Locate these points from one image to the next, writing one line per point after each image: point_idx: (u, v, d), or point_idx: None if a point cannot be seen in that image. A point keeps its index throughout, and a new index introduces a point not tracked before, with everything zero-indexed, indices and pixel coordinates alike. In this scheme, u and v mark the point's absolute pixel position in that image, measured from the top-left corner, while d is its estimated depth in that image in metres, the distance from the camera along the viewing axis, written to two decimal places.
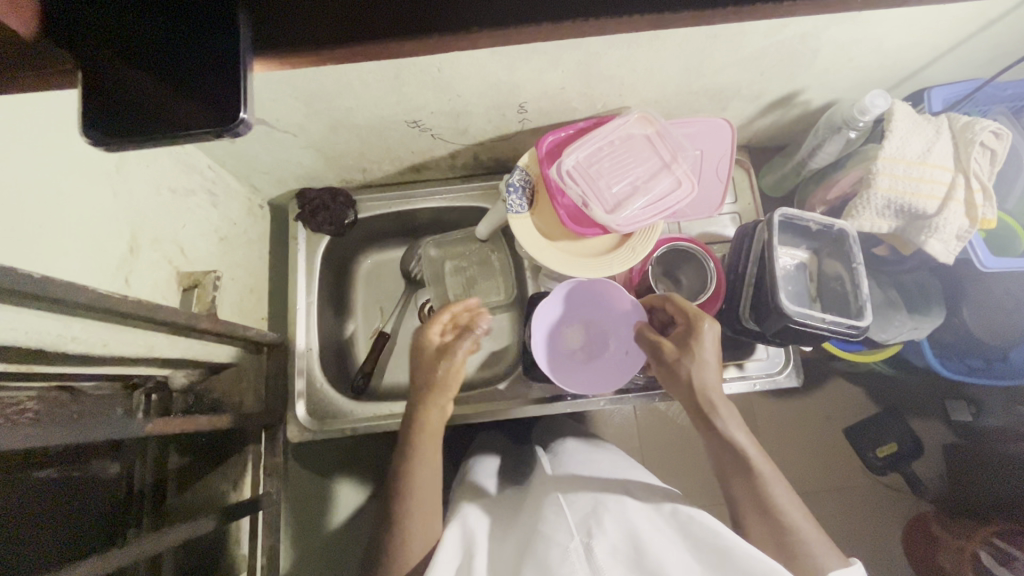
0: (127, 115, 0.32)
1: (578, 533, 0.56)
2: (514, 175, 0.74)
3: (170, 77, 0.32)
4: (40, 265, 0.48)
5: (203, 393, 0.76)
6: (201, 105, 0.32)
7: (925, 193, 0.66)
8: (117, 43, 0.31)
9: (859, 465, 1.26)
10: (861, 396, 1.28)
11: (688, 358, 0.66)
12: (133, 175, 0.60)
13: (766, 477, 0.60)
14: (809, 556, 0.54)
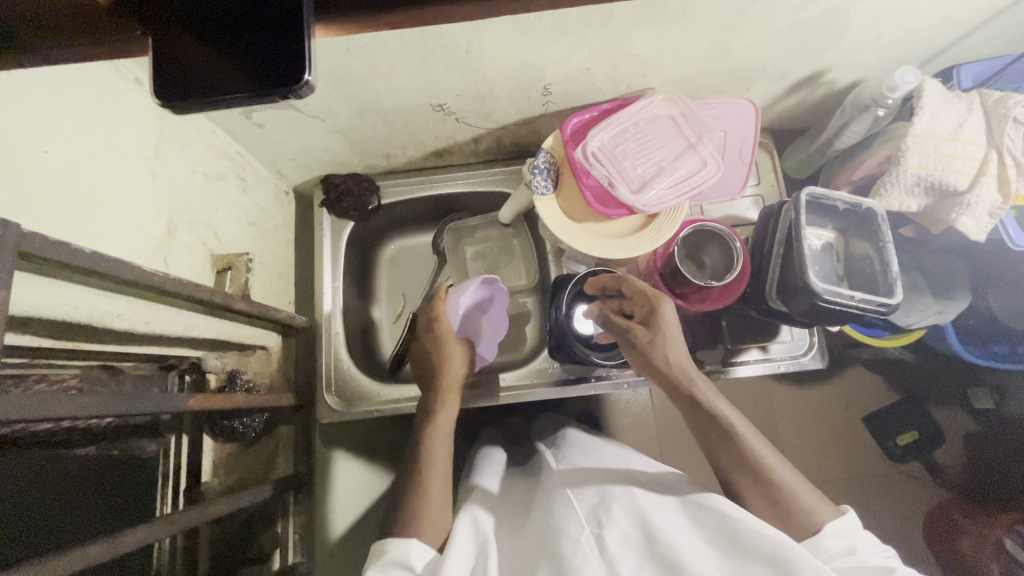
0: (189, 80, 0.37)
1: (588, 524, 0.56)
2: (538, 156, 0.74)
3: (238, 47, 0.36)
4: (88, 244, 0.49)
5: (236, 374, 0.77)
6: (262, 69, 0.36)
7: (956, 170, 0.65)
8: (194, 18, 0.35)
9: (879, 452, 1.25)
10: (882, 383, 1.27)
11: (659, 338, 0.66)
12: (168, 159, 0.61)
13: (753, 442, 0.61)
14: (803, 511, 0.57)
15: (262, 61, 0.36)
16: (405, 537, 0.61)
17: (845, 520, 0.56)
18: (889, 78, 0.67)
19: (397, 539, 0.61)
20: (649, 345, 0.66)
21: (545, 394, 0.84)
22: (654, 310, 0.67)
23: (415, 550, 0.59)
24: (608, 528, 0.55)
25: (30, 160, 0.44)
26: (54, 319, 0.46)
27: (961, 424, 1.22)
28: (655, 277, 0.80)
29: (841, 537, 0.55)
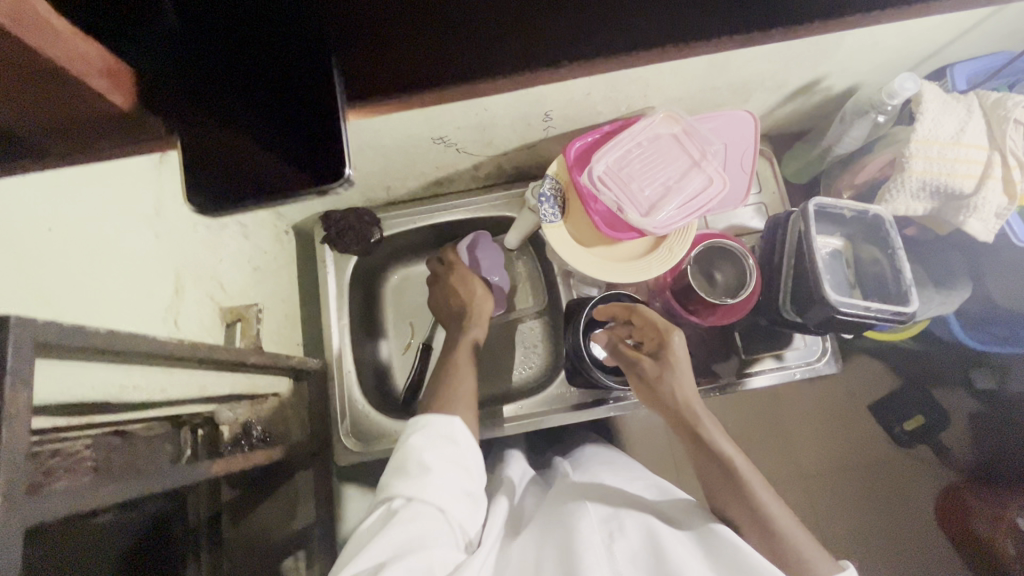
0: (244, 185, 0.43)
1: (600, 531, 0.57)
2: (545, 182, 0.74)
3: (276, 144, 0.43)
4: (100, 320, 0.48)
5: (250, 427, 0.73)
6: (303, 167, 0.42)
7: (961, 173, 0.66)
8: (232, 119, 0.43)
9: (884, 438, 1.23)
10: (881, 369, 1.24)
11: (667, 373, 0.65)
12: (171, 217, 0.60)
13: (755, 486, 0.59)
14: (803, 564, 0.54)
15: (309, 157, 0.43)
16: (447, 415, 0.68)
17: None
18: (889, 85, 0.68)
19: (440, 416, 0.67)
20: (657, 379, 0.65)
21: (566, 418, 0.83)
22: (663, 344, 0.67)
23: (456, 427, 0.66)
24: (617, 540, 0.56)
25: (36, 242, 0.42)
26: (71, 402, 0.45)
27: (967, 406, 1.21)
28: (666, 294, 0.80)
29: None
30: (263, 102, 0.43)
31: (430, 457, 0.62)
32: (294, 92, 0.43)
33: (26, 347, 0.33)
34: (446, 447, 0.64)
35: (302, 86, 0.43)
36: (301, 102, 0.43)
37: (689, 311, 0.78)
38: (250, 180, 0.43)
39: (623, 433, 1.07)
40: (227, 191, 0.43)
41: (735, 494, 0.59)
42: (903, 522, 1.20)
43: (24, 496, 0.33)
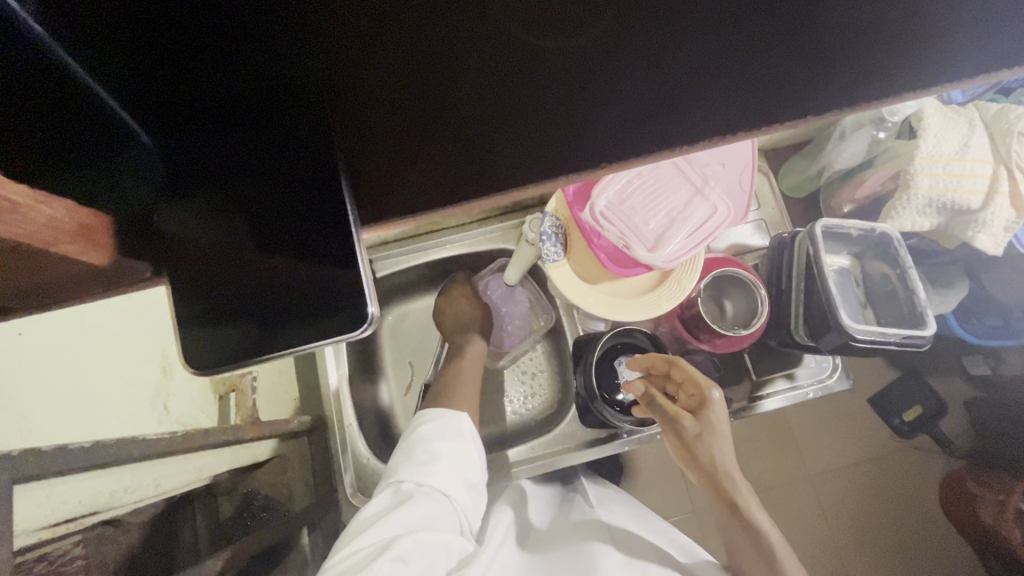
0: (225, 329, 0.25)
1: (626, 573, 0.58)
2: (545, 221, 0.72)
3: (275, 247, 0.24)
4: (84, 424, 0.44)
5: (251, 496, 0.69)
6: (324, 294, 0.25)
7: (967, 189, 0.65)
8: (211, 195, 0.24)
9: (886, 433, 1.18)
10: (882, 365, 1.18)
11: (709, 436, 0.63)
12: (151, 291, 0.55)
13: (791, 569, 0.58)
14: None
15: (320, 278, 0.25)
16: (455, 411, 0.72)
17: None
18: (888, 102, 0.67)
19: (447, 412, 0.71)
20: (696, 439, 0.63)
21: (581, 456, 0.81)
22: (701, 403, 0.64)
23: (463, 422, 0.70)
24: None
25: (4, 352, 0.38)
26: (57, 521, 0.41)
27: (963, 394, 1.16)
28: (674, 320, 0.79)
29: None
30: (252, 166, 0.24)
31: (440, 447, 0.66)
32: (297, 140, 0.23)
33: None
34: (455, 438, 0.68)
35: (294, 138, 0.23)
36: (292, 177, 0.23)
37: (699, 339, 0.76)
38: (230, 313, 0.25)
39: (632, 457, 1.05)
40: (214, 332, 0.25)
41: (762, 565, 0.59)
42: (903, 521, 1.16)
43: None
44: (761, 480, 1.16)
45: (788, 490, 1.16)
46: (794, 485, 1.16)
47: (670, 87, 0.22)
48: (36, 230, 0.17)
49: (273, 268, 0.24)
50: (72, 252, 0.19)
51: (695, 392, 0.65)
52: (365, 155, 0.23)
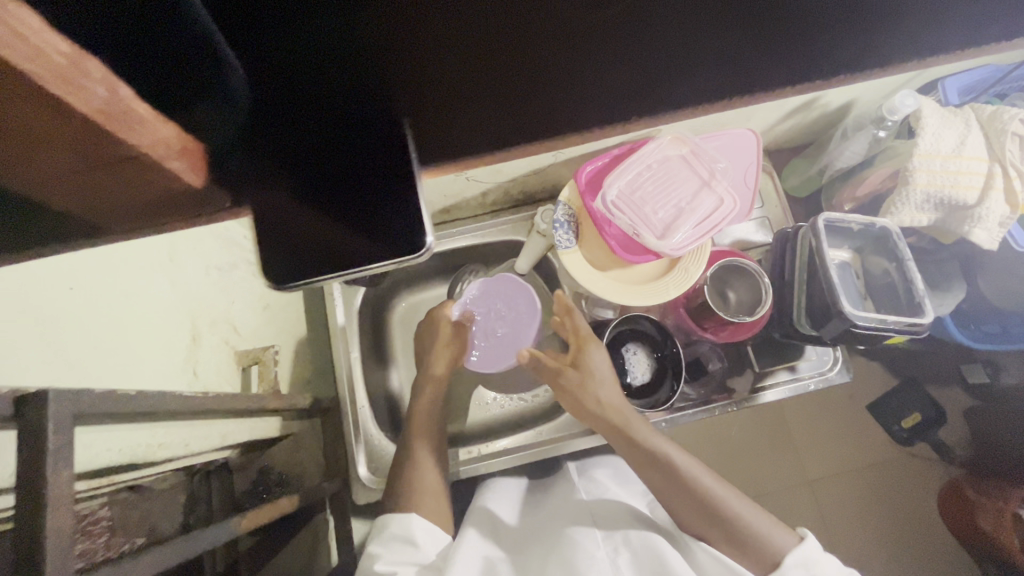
0: (300, 258, 0.36)
1: (605, 547, 0.59)
2: (558, 210, 0.75)
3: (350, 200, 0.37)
4: (122, 379, 0.46)
5: (268, 472, 0.73)
6: (385, 231, 0.37)
7: (964, 185, 0.68)
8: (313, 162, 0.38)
9: (883, 437, 1.20)
10: (879, 370, 1.20)
11: (587, 381, 0.67)
12: (183, 263, 0.58)
13: (691, 475, 0.61)
14: (761, 540, 0.57)
15: (369, 226, 0.37)
16: (404, 513, 0.66)
17: (809, 548, 0.57)
18: (888, 101, 0.70)
19: (397, 515, 0.66)
20: (580, 387, 0.68)
21: (587, 442, 0.83)
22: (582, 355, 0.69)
23: (414, 527, 0.64)
24: (623, 559, 0.58)
25: (57, 303, 0.41)
26: (98, 469, 0.43)
27: (960, 401, 1.18)
28: (679, 310, 0.81)
29: (801, 560, 0.56)
30: (346, 147, 0.38)
31: (386, 563, 0.60)
32: (375, 130, 0.38)
33: (66, 419, 0.32)
34: (406, 551, 0.62)
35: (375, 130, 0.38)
36: (360, 156, 0.38)
37: (703, 329, 0.78)
38: (301, 253, 0.36)
39: None
40: (289, 263, 0.37)
41: (690, 496, 0.60)
42: (903, 521, 1.16)
43: None
44: (763, 479, 1.17)
45: (790, 490, 1.17)
46: (792, 487, 1.18)
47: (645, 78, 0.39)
48: (149, 144, 0.28)
49: (339, 218, 0.37)
50: (174, 168, 0.30)
51: (578, 344, 0.71)
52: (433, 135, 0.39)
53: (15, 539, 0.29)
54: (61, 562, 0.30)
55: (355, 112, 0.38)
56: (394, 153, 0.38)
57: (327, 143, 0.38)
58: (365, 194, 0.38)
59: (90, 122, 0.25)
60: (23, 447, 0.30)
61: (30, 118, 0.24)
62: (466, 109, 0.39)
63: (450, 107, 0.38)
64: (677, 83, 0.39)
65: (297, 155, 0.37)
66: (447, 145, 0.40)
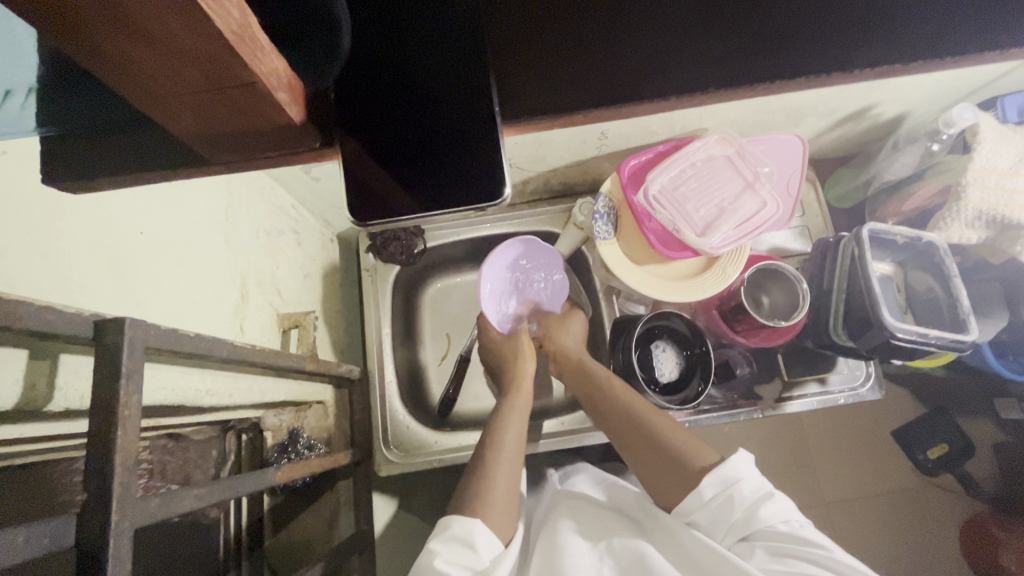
0: (372, 200, 0.35)
1: (594, 558, 0.56)
2: (598, 201, 0.76)
3: (426, 141, 0.35)
4: (179, 323, 0.48)
5: (296, 434, 0.75)
6: (461, 179, 0.35)
7: (1019, 204, 0.67)
8: (387, 101, 0.34)
9: (907, 467, 1.16)
10: (906, 397, 1.17)
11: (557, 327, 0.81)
12: (238, 224, 0.60)
13: (628, 396, 0.67)
14: (684, 452, 0.59)
15: (448, 171, 0.35)
16: (469, 516, 0.58)
17: (732, 467, 0.56)
18: (945, 114, 0.68)
19: (463, 517, 0.58)
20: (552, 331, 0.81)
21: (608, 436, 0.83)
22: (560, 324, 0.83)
23: (477, 532, 0.56)
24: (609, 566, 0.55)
25: (127, 243, 0.43)
26: (154, 406, 0.45)
27: (992, 436, 1.13)
28: (711, 311, 0.81)
29: (720, 480, 0.55)
30: (421, 89, 0.35)
31: (444, 563, 0.53)
32: (456, 72, 0.34)
33: (138, 350, 0.33)
34: (464, 556, 0.54)
35: (458, 71, 0.34)
36: (443, 95, 0.35)
37: (735, 331, 0.78)
38: (374, 187, 0.35)
39: None
40: (354, 196, 0.35)
41: (630, 425, 0.65)
42: (925, 555, 1.12)
43: (138, 497, 0.32)
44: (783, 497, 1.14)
45: (809, 510, 1.14)
46: (808, 508, 1.14)
47: (713, 56, 0.34)
48: (266, 72, 0.26)
49: (413, 161, 0.35)
50: (281, 100, 0.28)
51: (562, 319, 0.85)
52: (512, 89, 0.35)
53: (86, 452, 0.31)
54: (127, 479, 0.32)
55: (441, 58, 0.35)
56: (474, 96, 0.34)
57: (415, 79, 0.35)
58: (443, 141, 0.35)
59: (224, 42, 0.22)
60: (100, 370, 0.32)
61: (166, 30, 0.21)
62: (547, 68, 0.35)
63: (524, 64, 0.35)
64: (702, 74, 0.34)
65: (382, 89, 0.34)
66: (528, 90, 0.35)
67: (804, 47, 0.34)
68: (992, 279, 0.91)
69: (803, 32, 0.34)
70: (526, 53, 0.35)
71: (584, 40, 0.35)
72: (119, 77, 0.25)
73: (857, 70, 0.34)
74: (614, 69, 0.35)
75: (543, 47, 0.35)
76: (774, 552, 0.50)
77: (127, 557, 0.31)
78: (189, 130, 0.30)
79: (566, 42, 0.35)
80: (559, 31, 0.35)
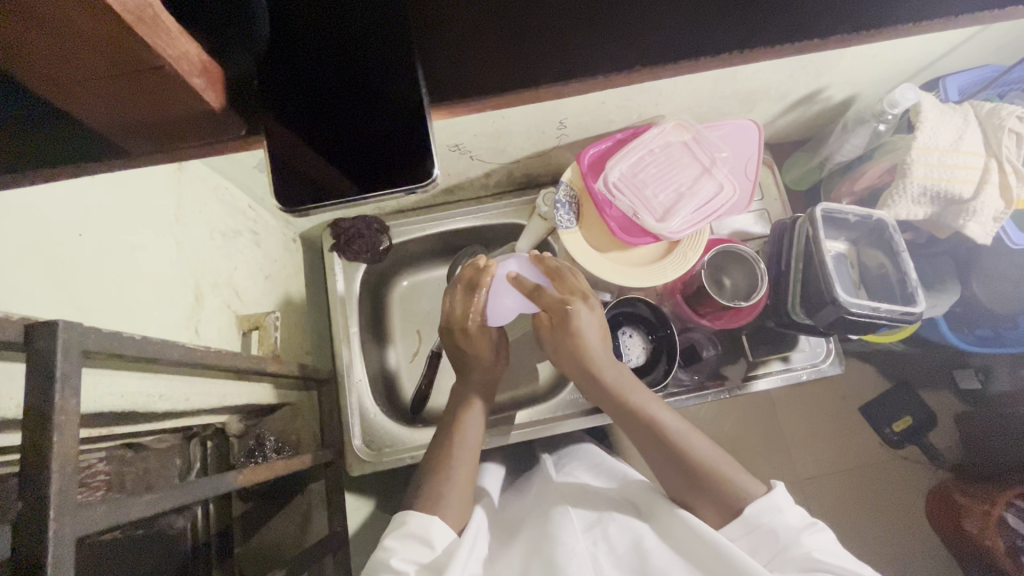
0: (306, 185, 0.36)
1: (585, 537, 0.55)
2: (560, 191, 0.76)
3: (352, 130, 0.35)
4: (129, 328, 0.47)
5: (263, 438, 0.76)
6: (390, 167, 0.36)
7: (960, 179, 0.69)
8: (313, 91, 0.34)
9: (873, 440, 1.20)
10: (871, 372, 1.21)
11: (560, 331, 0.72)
12: (189, 223, 0.59)
13: (663, 424, 0.64)
14: (729, 485, 0.58)
15: (377, 162, 0.36)
16: (427, 513, 0.59)
17: (774, 497, 0.55)
18: (889, 95, 0.70)
19: (419, 514, 0.59)
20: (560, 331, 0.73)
21: (580, 423, 0.84)
22: (569, 316, 0.71)
23: (433, 528, 0.57)
24: (602, 550, 0.54)
25: (64, 246, 0.42)
26: (100, 413, 0.44)
27: (951, 406, 1.18)
28: (676, 297, 0.82)
29: (764, 508, 0.54)
30: (351, 79, 0.35)
31: (400, 560, 0.53)
32: (383, 59, 0.34)
33: (75, 352, 0.32)
34: (419, 552, 0.55)
35: (386, 58, 0.34)
36: (375, 81, 0.35)
37: (699, 315, 0.79)
38: (305, 179, 0.36)
39: (624, 436, 1.14)
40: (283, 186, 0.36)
41: (669, 457, 0.61)
42: (892, 523, 1.16)
43: (78, 505, 0.31)
44: (757, 475, 1.16)
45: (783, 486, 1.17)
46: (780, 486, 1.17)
47: (648, 35, 0.35)
48: (176, 57, 0.25)
49: (341, 151, 0.36)
50: (196, 85, 0.27)
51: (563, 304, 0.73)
52: (442, 75, 0.35)
53: (21, 459, 0.30)
54: (64, 487, 0.30)
55: (370, 46, 0.35)
56: (404, 82, 0.34)
57: (345, 68, 0.35)
58: (378, 123, 0.35)
59: (126, 24, 0.22)
60: (32, 374, 0.31)
61: (60, 14, 0.21)
62: (480, 48, 0.35)
63: (455, 46, 0.35)
64: (635, 54, 0.35)
65: (312, 78, 0.34)
66: (458, 72, 0.35)
67: (735, 26, 0.35)
68: (943, 255, 0.94)
69: (732, 12, 0.35)
70: (452, 35, 0.35)
71: (511, 21, 0.35)
72: (13, 62, 0.23)
73: (786, 49, 0.35)
74: (543, 50, 0.35)
75: (473, 26, 0.35)
76: (804, 567, 0.48)
77: (69, 564, 0.30)
78: (102, 121, 0.29)
79: (493, 23, 0.35)
80: (487, 9, 0.35)
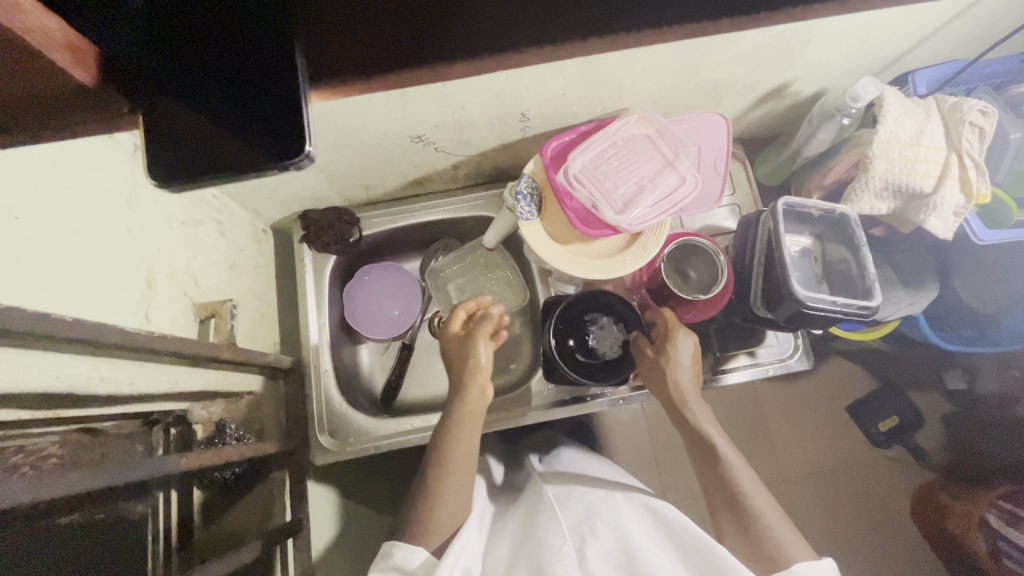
0: (185, 163, 0.45)
1: (571, 537, 0.57)
2: (521, 182, 0.76)
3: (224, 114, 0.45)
4: (68, 309, 0.48)
5: (225, 425, 0.75)
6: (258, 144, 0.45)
7: (920, 173, 0.69)
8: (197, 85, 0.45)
9: (858, 438, 1.19)
10: (853, 371, 1.20)
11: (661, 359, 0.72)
12: (145, 210, 0.59)
13: (732, 465, 0.65)
14: (774, 543, 0.58)
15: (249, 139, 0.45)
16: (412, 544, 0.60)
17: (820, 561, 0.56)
18: (852, 88, 0.70)
19: (404, 544, 0.59)
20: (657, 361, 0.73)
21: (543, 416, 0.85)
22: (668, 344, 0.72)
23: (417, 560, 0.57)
24: (591, 545, 0.56)
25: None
26: (34, 392, 0.44)
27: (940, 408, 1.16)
28: (642, 290, 0.82)
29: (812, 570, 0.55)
30: (229, 75, 0.45)
31: None
32: (258, 60, 0.45)
33: None
34: None
35: (258, 60, 0.45)
36: (252, 75, 0.45)
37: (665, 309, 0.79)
38: (185, 156, 0.45)
39: (601, 431, 1.14)
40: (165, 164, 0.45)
41: (726, 499, 0.64)
42: (868, 521, 1.15)
43: None
44: None
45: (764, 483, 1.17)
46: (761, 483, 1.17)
47: None
48: (32, 30, 0.33)
49: (220, 132, 0.45)
50: (58, 61, 0.36)
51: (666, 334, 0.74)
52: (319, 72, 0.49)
53: None
54: None
55: (246, 48, 0.45)
56: (273, 74, 0.45)
57: (226, 65, 0.45)
58: (252, 108, 0.45)
59: None
60: None
61: None
62: (352, 48, 0.49)
63: (329, 48, 0.49)
64: None
65: (193, 73, 0.45)
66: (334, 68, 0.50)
67: None
68: (922, 253, 0.93)
69: None
70: (323, 42, 0.48)
71: (376, 30, 0.49)
72: None
73: None
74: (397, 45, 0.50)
75: (346, 34, 0.48)
76: None
77: None
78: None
79: (360, 30, 0.48)
80: (353, 18, 0.48)
